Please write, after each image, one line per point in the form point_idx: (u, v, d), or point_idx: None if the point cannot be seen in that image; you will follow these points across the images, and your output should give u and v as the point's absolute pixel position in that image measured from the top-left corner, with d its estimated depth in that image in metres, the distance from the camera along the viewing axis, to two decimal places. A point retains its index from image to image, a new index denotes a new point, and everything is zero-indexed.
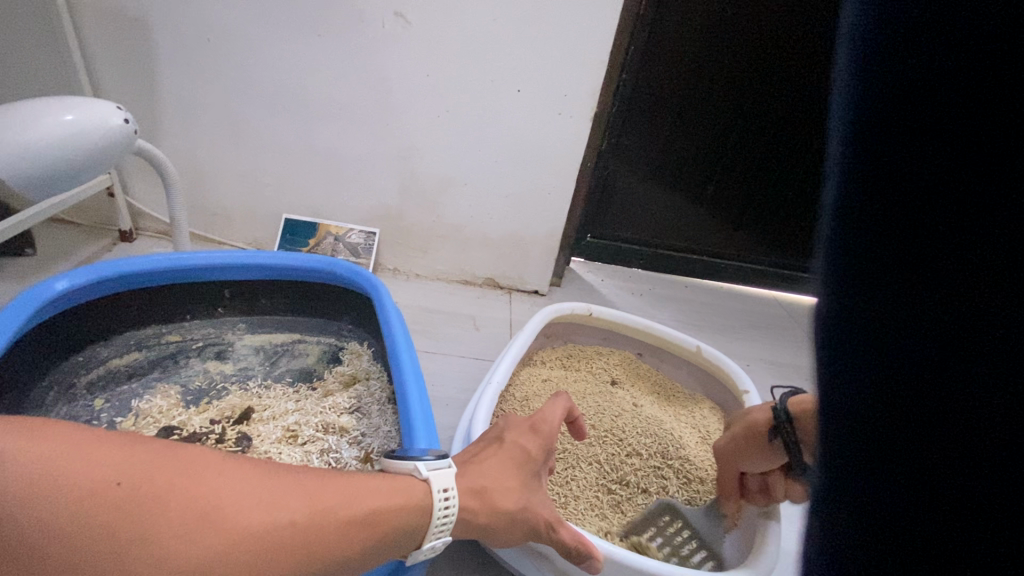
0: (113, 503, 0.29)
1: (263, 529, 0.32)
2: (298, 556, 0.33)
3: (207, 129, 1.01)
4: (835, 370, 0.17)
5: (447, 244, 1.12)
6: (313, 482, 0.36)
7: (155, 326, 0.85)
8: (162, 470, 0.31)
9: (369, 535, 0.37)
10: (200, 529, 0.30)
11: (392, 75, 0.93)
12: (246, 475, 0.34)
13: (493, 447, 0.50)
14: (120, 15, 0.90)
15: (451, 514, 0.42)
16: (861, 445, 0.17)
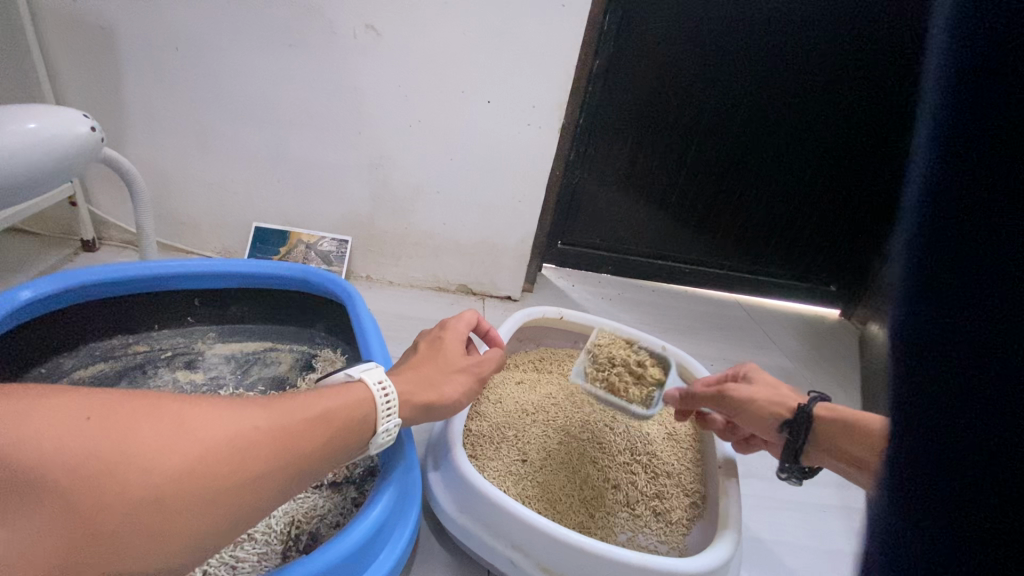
0: (87, 436, 0.33)
1: (231, 436, 0.38)
2: (269, 449, 0.39)
3: (175, 138, 1.00)
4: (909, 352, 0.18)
5: (419, 251, 1.14)
6: (266, 402, 0.42)
7: (121, 336, 0.84)
8: (119, 407, 0.36)
9: (328, 431, 0.44)
10: (178, 442, 0.36)
11: (364, 87, 0.95)
12: (204, 406, 0.39)
13: (415, 350, 0.62)
14: (85, 24, 0.90)
15: (391, 395, 0.50)
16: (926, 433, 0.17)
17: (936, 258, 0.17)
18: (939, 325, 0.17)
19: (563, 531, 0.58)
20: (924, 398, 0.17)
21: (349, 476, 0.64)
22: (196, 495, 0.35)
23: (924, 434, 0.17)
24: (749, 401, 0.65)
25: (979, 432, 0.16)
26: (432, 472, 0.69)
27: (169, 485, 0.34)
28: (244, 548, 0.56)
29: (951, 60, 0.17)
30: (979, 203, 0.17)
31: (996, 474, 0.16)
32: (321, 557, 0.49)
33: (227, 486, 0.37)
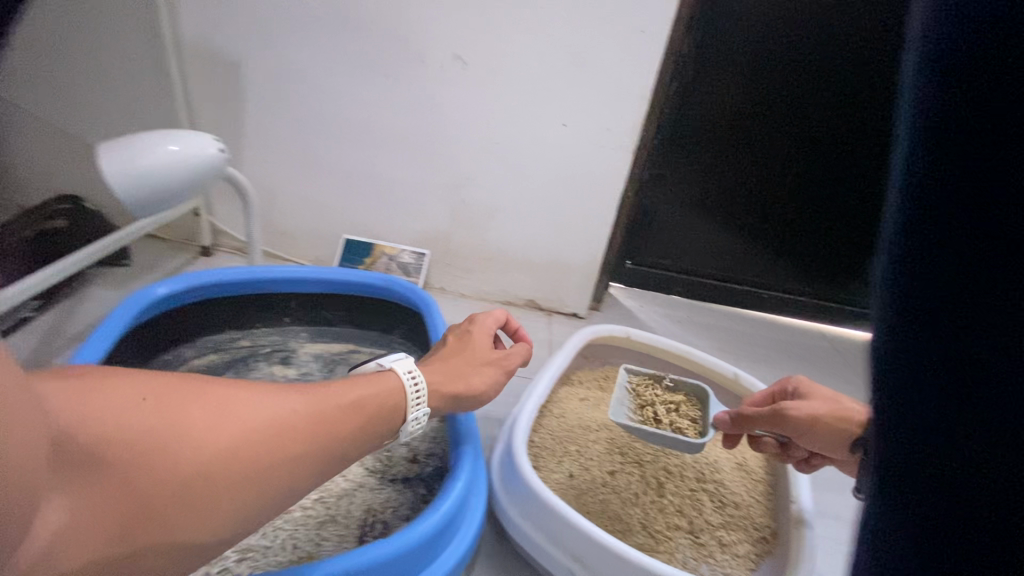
0: (148, 414, 0.40)
1: (275, 417, 0.45)
2: (307, 429, 0.46)
3: (281, 158, 1.12)
4: (893, 356, 0.23)
5: (491, 266, 1.19)
6: (304, 389, 0.49)
7: (230, 332, 0.95)
8: (175, 395, 0.42)
9: (359, 417, 0.51)
10: (229, 420, 0.42)
11: (448, 111, 1.02)
12: (247, 391, 0.45)
13: (446, 344, 0.70)
14: (219, 61, 1.04)
15: (420, 382, 0.58)
16: (911, 421, 0.22)
17: (918, 283, 0.22)
18: (915, 333, 0.22)
19: (623, 546, 0.59)
20: (900, 410, 0.22)
21: (420, 473, 0.69)
22: (242, 471, 0.42)
23: (903, 422, 0.22)
24: (814, 419, 0.63)
25: (947, 416, 0.21)
26: (496, 478, 0.72)
27: (217, 461, 0.40)
28: (327, 529, 0.61)
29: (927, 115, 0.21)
30: (947, 245, 0.21)
31: (961, 444, 0.21)
32: (397, 541, 0.53)
33: (269, 463, 0.43)
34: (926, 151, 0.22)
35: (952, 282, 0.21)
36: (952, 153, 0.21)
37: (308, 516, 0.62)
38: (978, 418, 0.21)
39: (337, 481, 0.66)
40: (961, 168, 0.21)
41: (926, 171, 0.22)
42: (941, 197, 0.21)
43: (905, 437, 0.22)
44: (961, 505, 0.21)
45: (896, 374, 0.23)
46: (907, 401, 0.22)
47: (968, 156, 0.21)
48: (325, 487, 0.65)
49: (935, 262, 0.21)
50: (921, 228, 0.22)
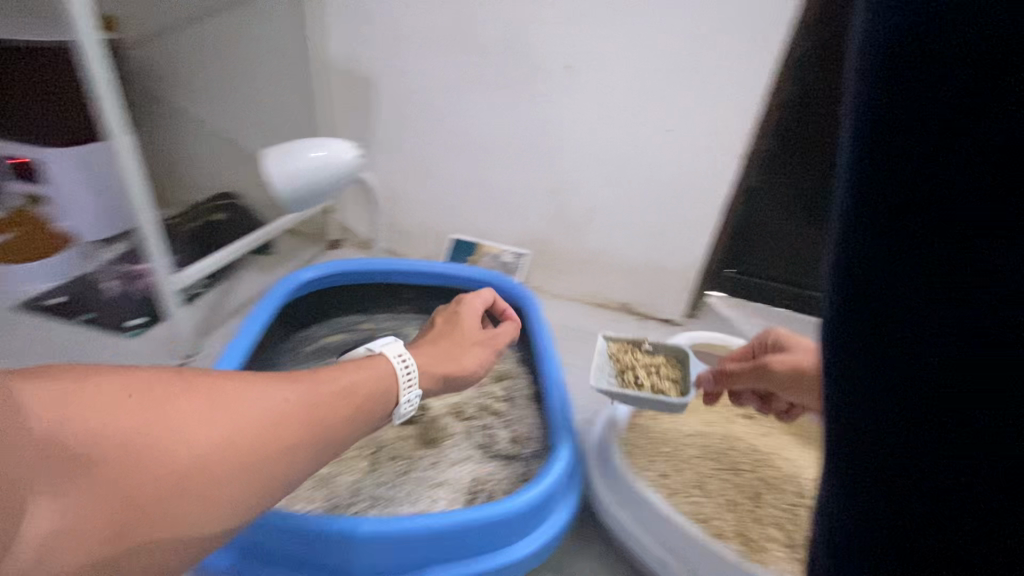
0: (131, 414, 0.40)
1: (264, 412, 0.46)
2: (298, 421, 0.48)
3: (402, 163, 1.25)
4: (838, 372, 0.30)
5: (588, 268, 1.22)
6: (286, 382, 0.51)
7: (355, 315, 1.07)
8: (162, 388, 0.43)
9: (352, 402, 0.54)
10: (219, 416, 0.44)
11: (555, 117, 1.08)
12: (233, 386, 0.47)
13: (436, 327, 0.79)
14: (355, 77, 1.19)
15: (410, 363, 0.62)
16: (853, 422, 0.30)
17: (850, 320, 0.29)
18: (850, 356, 0.29)
19: (719, 542, 0.60)
20: (845, 425, 0.30)
21: (519, 454, 0.74)
22: (240, 458, 0.43)
23: (849, 421, 0.30)
24: (799, 369, 0.69)
25: (876, 417, 0.29)
26: (591, 468, 0.75)
27: (210, 455, 0.42)
28: (440, 491, 0.68)
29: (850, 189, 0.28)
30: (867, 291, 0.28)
31: (888, 436, 0.29)
32: (507, 504, 0.59)
33: (268, 450, 0.45)
34: (846, 259, 0.29)
35: (874, 320, 0.28)
36: (863, 264, 0.28)
37: (422, 479, 0.69)
38: (896, 418, 0.28)
39: (446, 452, 0.73)
40: (873, 231, 0.28)
41: (849, 232, 0.28)
42: (861, 251, 0.28)
43: (851, 433, 0.30)
44: (874, 507, 0.30)
45: (841, 387, 0.30)
46: (849, 407, 0.30)
47: (877, 222, 0.27)
48: (436, 456, 0.73)
49: (861, 303, 0.28)
50: (850, 277, 0.29)
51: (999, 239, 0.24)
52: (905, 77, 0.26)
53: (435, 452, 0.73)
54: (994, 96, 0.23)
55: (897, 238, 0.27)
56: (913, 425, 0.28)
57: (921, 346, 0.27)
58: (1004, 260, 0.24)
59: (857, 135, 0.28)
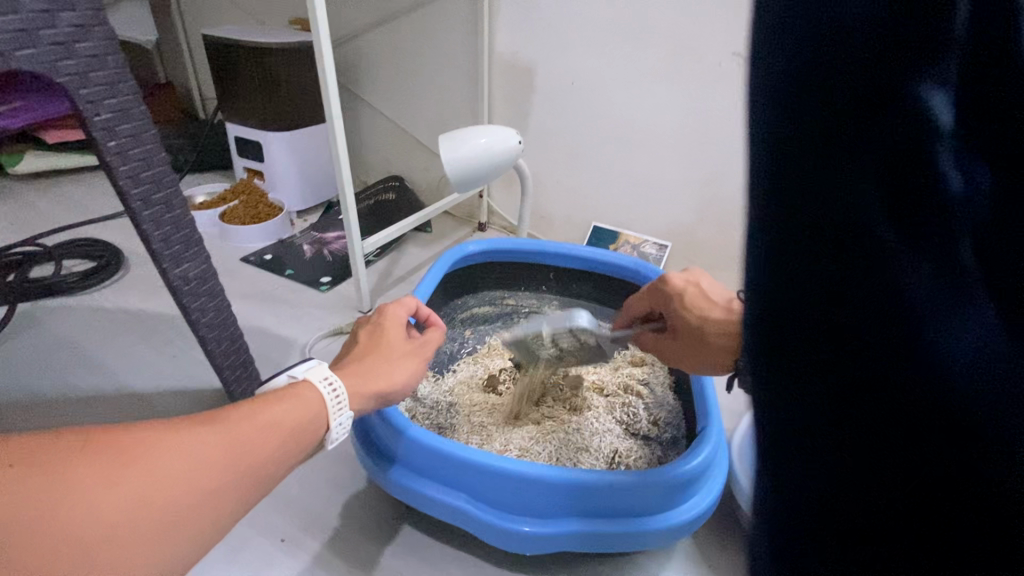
0: (17, 487, 0.37)
1: (178, 464, 0.42)
2: (221, 467, 0.44)
3: (552, 151, 1.31)
4: (762, 403, 0.29)
5: (734, 265, 1.18)
6: (201, 420, 0.46)
7: (502, 291, 1.16)
8: (42, 455, 0.39)
9: (282, 434, 0.49)
10: (118, 476, 0.39)
11: (716, 107, 1.06)
12: (134, 435, 0.42)
13: (356, 341, 0.68)
14: (518, 69, 1.27)
15: (338, 387, 0.56)
16: (783, 457, 0.28)
17: (771, 348, 0.28)
18: (775, 387, 0.28)
19: None
20: (775, 461, 0.29)
21: (658, 437, 0.76)
22: (145, 521, 0.39)
23: (778, 454, 0.29)
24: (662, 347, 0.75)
25: (806, 445, 0.28)
26: (734, 465, 0.75)
27: (118, 522, 0.38)
28: (583, 456, 0.73)
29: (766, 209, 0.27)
30: (791, 317, 0.27)
31: (817, 467, 0.28)
32: (654, 478, 0.61)
33: (179, 513, 0.41)
34: (767, 262, 0.27)
35: (800, 346, 0.27)
36: (788, 262, 0.26)
37: (567, 442, 0.74)
38: (829, 447, 0.27)
39: (588, 422, 0.78)
40: (798, 252, 0.26)
41: (768, 254, 0.27)
42: (783, 272, 0.27)
43: (780, 466, 0.29)
44: (805, 549, 0.29)
45: (769, 417, 0.29)
46: (776, 438, 0.29)
47: (804, 243, 0.26)
48: (579, 424, 0.77)
49: (784, 330, 0.27)
50: (771, 303, 0.27)
51: (912, 243, 0.25)
52: (812, 53, 0.24)
53: (578, 420, 0.78)
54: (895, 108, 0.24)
55: (823, 258, 0.26)
56: (841, 452, 0.27)
57: (841, 369, 0.27)
58: (919, 240, 0.25)
59: (759, 129, 0.26)
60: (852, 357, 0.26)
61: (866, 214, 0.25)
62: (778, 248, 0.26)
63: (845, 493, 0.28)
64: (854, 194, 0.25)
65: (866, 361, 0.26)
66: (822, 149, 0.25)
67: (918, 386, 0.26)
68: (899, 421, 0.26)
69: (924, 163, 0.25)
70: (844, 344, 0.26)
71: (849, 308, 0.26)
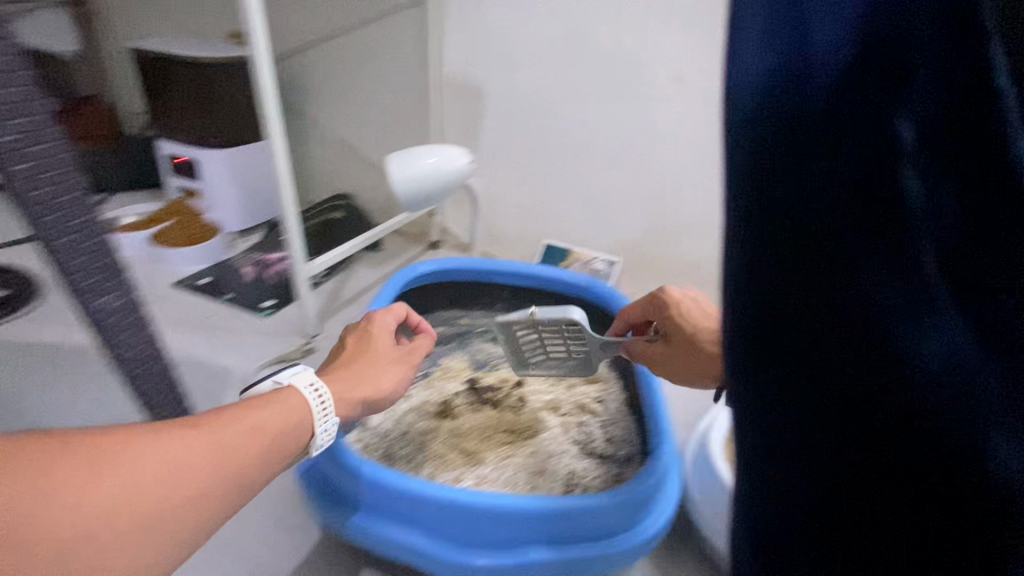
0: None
1: (166, 466, 0.42)
2: (212, 469, 0.44)
3: (504, 169, 1.31)
4: (744, 407, 0.33)
5: (682, 279, 1.21)
6: (187, 423, 0.46)
7: (455, 311, 1.14)
8: (9, 454, 0.37)
9: (270, 440, 0.50)
10: (106, 478, 0.39)
11: (660, 128, 1.09)
12: (118, 437, 0.41)
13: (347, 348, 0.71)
14: (467, 88, 1.28)
15: (324, 393, 0.57)
16: (764, 450, 0.33)
17: (751, 359, 0.32)
18: (754, 393, 0.32)
19: None
20: (758, 454, 0.33)
21: (614, 455, 0.76)
22: (126, 522, 0.39)
23: (759, 448, 0.33)
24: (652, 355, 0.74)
25: (783, 442, 0.32)
26: (690, 482, 0.75)
27: (105, 523, 0.38)
28: (540, 480, 0.72)
29: (745, 237, 0.30)
30: (768, 331, 0.31)
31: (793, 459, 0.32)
32: (608, 500, 0.61)
33: (162, 514, 0.41)
34: (747, 275, 0.30)
35: (776, 357, 0.31)
36: (763, 284, 0.30)
37: (523, 466, 0.73)
38: (802, 443, 0.32)
39: (545, 444, 0.77)
40: (771, 274, 0.30)
41: (748, 277, 0.31)
42: (761, 293, 0.30)
43: (761, 459, 0.33)
44: (786, 525, 0.34)
45: (750, 419, 0.33)
46: (758, 435, 0.33)
47: (778, 267, 0.30)
48: (535, 447, 0.76)
49: (762, 344, 0.31)
50: (750, 319, 0.31)
51: (876, 265, 0.28)
52: (781, 101, 0.28)
53: (535, 442, 0.77)
54: (860, 142, 0.27)
55: (795, 282, 0.30)
56: (812, 447, 0.32)
57: (813, 375, 0.31)
58: (883, 262, 0.28)
59: (736, 167, 0.30)
60: (820, 366, 0.30)
61: (832, 243, 0.29)
62: (756, 270, 0.30)
63: (819, 482, 0.32)
64: (821, 225, 0.29)
65: (835, 370, 0.30)
66: (790, 187, 0.29)
67: (881, 385, 0.29)
68: (866, 420, 0.30)
69: (888, 191, 0.27)
70: (816, 355, 0.30)
71: (819, 324, 0.30)
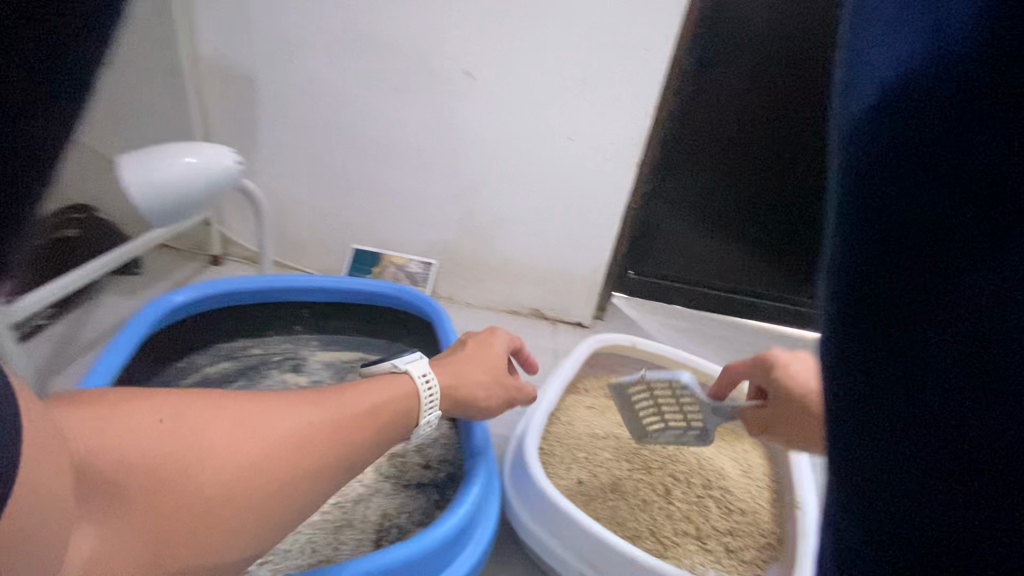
0: (159, 438, 0.41)
1: (287, 434, 0.47)
2: (323, 446, 0.48)
3: (292, 169, 1.15)
4: (835, 395, 0.26)
5: (498, 275, 1.20)
6: (314, 397, 0.51)
7: (242, 340, 0.96)
8: (190, 412, 0.44)
9: (374, 424, 0.54)
10: (249, 442, 0.44)
11: (458, 125, 1.05)
12: (268, 410, 0.47)
13: (462, 345, 0.71)
14: (234, 74, 1.07)
15: (432, 388, 0.61)
16: (853, 457, 0.25)
17: (851, 329, 0.25)
18: (856, 373, 0.25)
19: (631, 550, 0.61)
20: (848, 464, 0.25)
21: (434, 479, 0.70)
22: (249, 490, 0.43)
23: (849, 451, 0.25)
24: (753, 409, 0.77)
25: (884, 446, 0.24)
26: (508, 489, 0.73)
27: (233, 484, 0.43)
28: (345, 533, 0.62)
29: (854, 185, 0.26)
30: (874, 293, 0.25)
31: (901, 477, 0.24)
32: (412, 545, 0.55)
33: (277, 482, 0.45)
34: (853, 221, 0.26)
35: (884, 327, 0.24)
36: (886, 257, 0.24)
37: (326, 520, 0.63)
38: (917, 452, 0.23)
39: (352, 487, 0.68)
40: (880, 223, 0.25)
41: (853, 227, 0.26)
42: (862, 244, 0.25)
43: (856, 474, 0.25)
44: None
45: (838, 409, 0.26)
46: (850, 433, 0.25)
47: (885, 212, 0.25)
48: (341, 493, 0.67)
49: (868, 309, 0.25)
50: (851, 280, 0.25)
51: None
52: (921, 20, 0.24)
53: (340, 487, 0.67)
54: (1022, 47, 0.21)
55: (912, 226, 0.24)
56: (937, 465, 0.23)
57: (937, 358, 0.23)
58: None
59: (865, 104, 0.26)
60: (950, 340, 0.23)
61: (963, 181, 0.23)
62: (864, 223, 0.25)
63: (949, 520, 0.23)
64: (944, 164, 0.23)
65: (972, 345, 0.22)
66: (916, 118, 0.24)
67: None
68: None
69: None
70: (941, 323, 0.23)
71: (940, 285, 0.23)
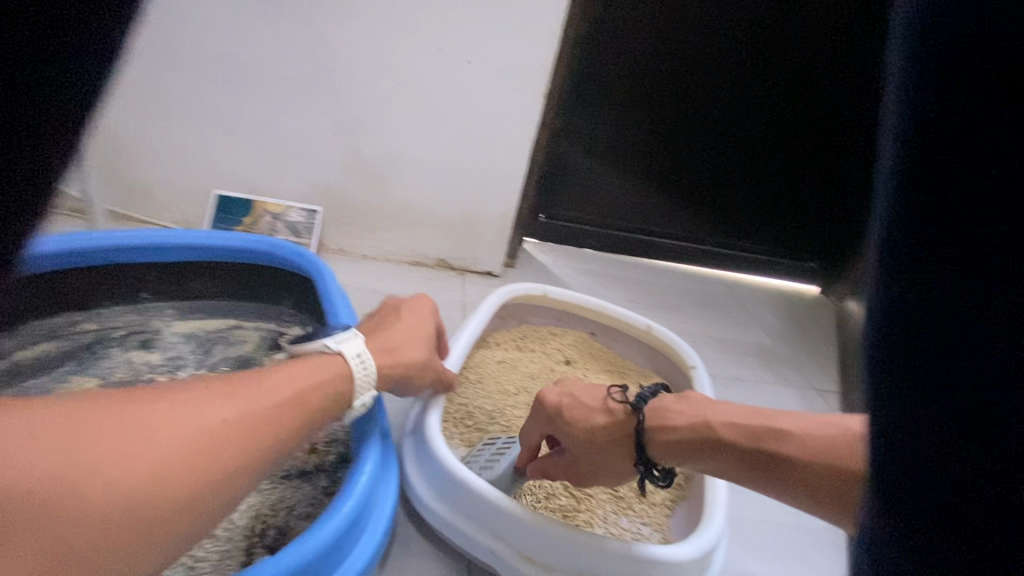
0: (40, 452, 0.29)
1: (205, 430, 0.36)
2: (247, 441, 0.38)
3: (124, 95, 0.92)
4: (884, 346, 0.17)
5: (395, 223, 1.06)
6: (230, 382, 0.40)
7: (67, 314, 0.78)
8: (66, 414, 0.31)
9: (306, 411, 0.44)
10: (162, 445, 0.33)
11: (335, 43, 0.88)
12: (174, 403, 0.36)
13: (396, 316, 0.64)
14: None
15: (369, 368, 0.52)
16: (913, 441, 0.16)
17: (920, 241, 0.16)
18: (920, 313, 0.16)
19: (543, 522, 0.56)
20: (903, 453, 0.16)
21: (319, 465, 0.61)
22: (161, 503, 0.33)
23: (904, 431, 0.16)
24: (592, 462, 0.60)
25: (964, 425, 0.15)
26: (410, 463, 0.66)
27: (141, 495, 0.32)
28: (204, 546, 0.52)
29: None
30: (960, 183, 0.15)
31: (990, 468, 0.15)
32: (290, 556, 0.46)
33: (195, 487, 0.34)
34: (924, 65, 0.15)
35: (974, 235, 0.15)
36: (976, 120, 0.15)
37: None
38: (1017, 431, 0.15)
39: None
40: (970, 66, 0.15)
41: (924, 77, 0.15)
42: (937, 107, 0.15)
43: (913, 466, 0.16)
44: None
45: (891, 367, 0.16)
46: (907, 404, 0.16)
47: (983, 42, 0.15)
48: None
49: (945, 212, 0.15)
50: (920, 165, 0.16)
51: None
52: None
53: None
54: None
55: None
56: None
57: None
58: None
59: None
60: None
61: None
62: (947, 67, 0.15)
63: None
64: None
65: None
66: None
67: None
68: None
69: None
70: None
71: None
